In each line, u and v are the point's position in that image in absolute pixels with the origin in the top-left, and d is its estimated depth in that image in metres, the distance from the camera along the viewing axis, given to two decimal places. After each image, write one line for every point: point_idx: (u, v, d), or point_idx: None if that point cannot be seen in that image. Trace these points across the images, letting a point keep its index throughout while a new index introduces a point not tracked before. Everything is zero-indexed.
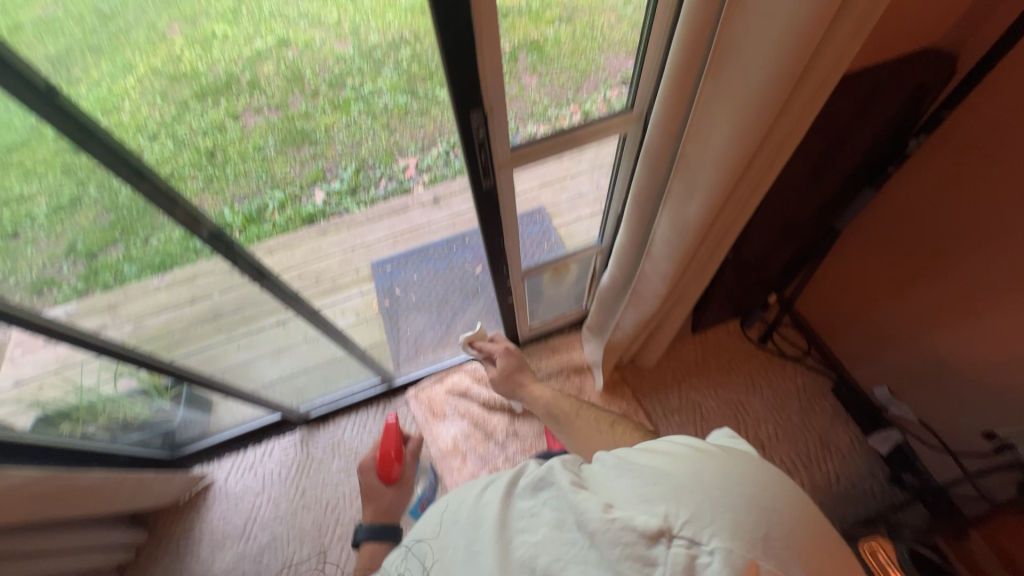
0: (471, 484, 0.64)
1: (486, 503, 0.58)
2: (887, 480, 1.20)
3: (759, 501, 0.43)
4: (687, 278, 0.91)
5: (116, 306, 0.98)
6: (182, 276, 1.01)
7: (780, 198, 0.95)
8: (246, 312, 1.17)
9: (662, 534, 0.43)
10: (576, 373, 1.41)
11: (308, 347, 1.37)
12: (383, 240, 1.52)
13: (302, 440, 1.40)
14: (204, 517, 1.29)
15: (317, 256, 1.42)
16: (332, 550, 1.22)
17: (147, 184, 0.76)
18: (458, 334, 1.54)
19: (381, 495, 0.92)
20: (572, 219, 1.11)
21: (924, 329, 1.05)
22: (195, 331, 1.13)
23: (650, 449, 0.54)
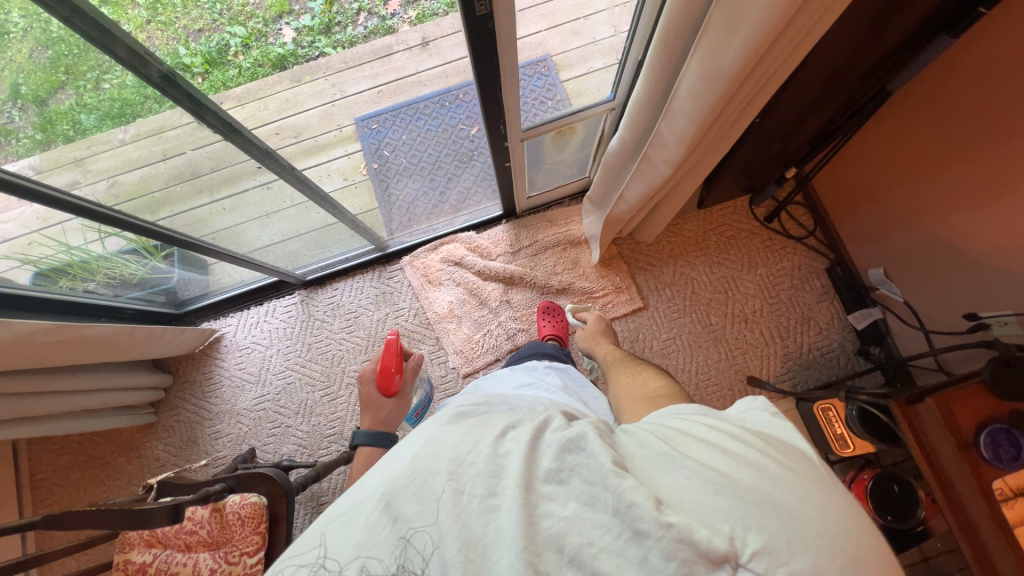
0: (484, 421, 0.53)
1: (505, 453, 0.47)
2: (853, 352, 1.28)
3: (837, 543, 0.36)
4: (707, 142, 0.82)
5: (83, 161, 0.91)
6: (149, 129, 0.91)
7: (831, 47, 0.80)
8: (223, 172, 1.08)
9: (726, 560, 0.36)
10: (574, 246, 1.39)
11: (295, 214, 1.31)
12: (368, 93, 1.29)
13: (304, 300, 1.44)
14: (220, 364, 1.40)
15: (292, 108, 1.22)
16: (341, 393, 1.34)
17: (66, 10, 0.64)
18: (452, 202, 1.48)
19: (378, 407, 0.99)
20: (582, 72, 0.99)
21: (942, 211, 1.00)
22: (176, 190, 1.07)
23: (704, 443, 0.45)
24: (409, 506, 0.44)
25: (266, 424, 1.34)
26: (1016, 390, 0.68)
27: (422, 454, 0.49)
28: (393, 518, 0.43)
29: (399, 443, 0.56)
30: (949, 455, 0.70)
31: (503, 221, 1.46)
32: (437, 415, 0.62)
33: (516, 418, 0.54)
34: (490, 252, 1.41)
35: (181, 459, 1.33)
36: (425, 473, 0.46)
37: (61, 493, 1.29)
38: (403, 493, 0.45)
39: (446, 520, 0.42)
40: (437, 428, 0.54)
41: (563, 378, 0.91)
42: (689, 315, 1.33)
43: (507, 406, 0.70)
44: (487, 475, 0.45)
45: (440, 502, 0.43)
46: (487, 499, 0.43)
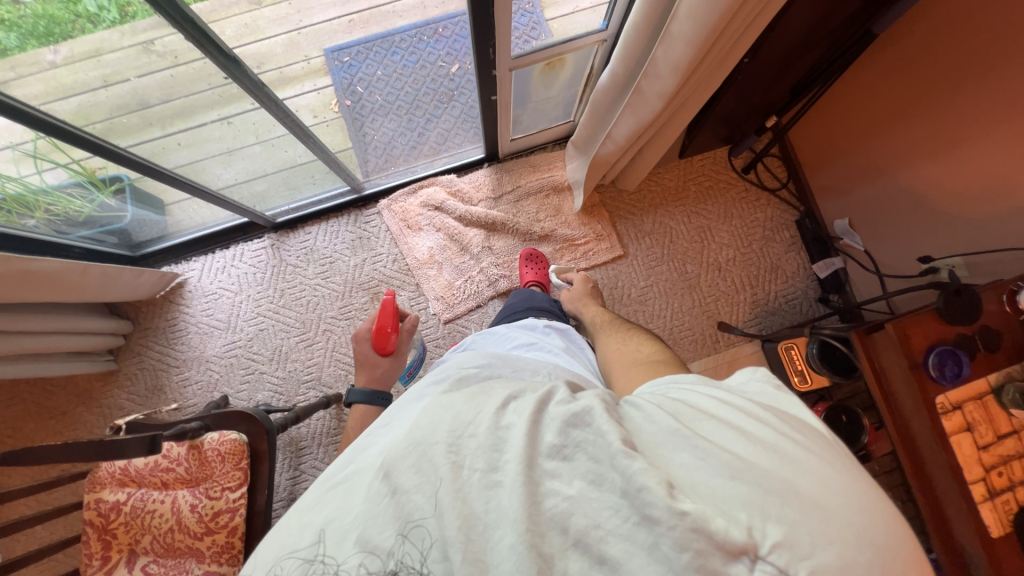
0: (485, 389, 0.51)
1: (504, 427, 0.45)
2: (814, 299, 1.36)
3: (864, 534, 0.35)
4: (700, 75, 0.81)
5: (8, 86, 0.78)
6: (84, 50, 0.84)
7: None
8: (177, 104, 1.00)
9: (745, 552, 0.34)
10: (557, 192, 1.37)
11: (264, 148, 1.22)
12: (338, 22, 1.13)
13: (273, 245, 1.37)
14: (185, 311, 1.32)
15: (252, 34, 0.98)
16: (317, 338, 1.31)
17: None
18: (431, 144, 1.41)
19: (373, 364, 0.97)
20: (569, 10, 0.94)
21: (906, 161, 1.05)
22: (122, 121, 0.96)
23: (715, 421, 0.44)
24: (407, 478, 0.42)
25: (239, 371, 1.29)
26: (964, 314, 0.75)
27: (419, 426, 0.47)
28: (392, 488, 0.43)
29: (399, 417, 0.55)
30: (901, 377, 0.77)
31: (486, 164, 1.41)
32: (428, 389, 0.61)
33: (518, 388, 0.52)
34: (471, 196, 1.37)
35: (148, 404, 1.27)
36: (423, 444, 0.44)
37: (13, 443, 1.22)
38: (401, 463, 0.44)
39: (445, 496, 0.41)
40: (429, 401, 0.51)
41: (563, 340, 0.91)
42: (665, 264, 1.37)
43: (510, 370, 0.70)
44: (487, 450, 0.43)
45: (441, 476, 0.42)
46: (488, 475, 0.42)
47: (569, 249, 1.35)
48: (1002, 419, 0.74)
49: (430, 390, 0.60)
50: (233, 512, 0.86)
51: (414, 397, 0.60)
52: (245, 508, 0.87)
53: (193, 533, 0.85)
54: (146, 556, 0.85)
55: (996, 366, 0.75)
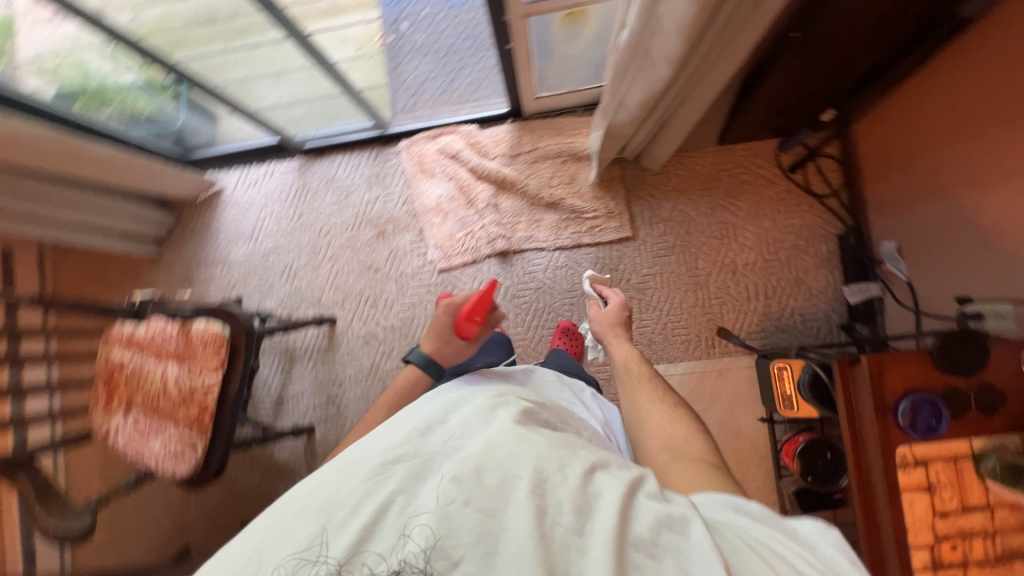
0: (566, 448, 0.51)
1: (590, 506, 0.45)
2: (837, 324, 1.22)
3: None
4: (716, 35, 0.73)
5: None
6: None
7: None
8: (240, 23, 1.08)
9: None
10: (575, 160, 1.31)
11: (305, 77, 1.27)
12: None
13: (300, 169, 1.46)
14: (218, 216, 1.47)
15: None
16: (323, 263, 1.40)
17: None
18: (459, 92, 1.40)
19: (447, 341, 0.85)
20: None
21: (971, 182, 0.87)
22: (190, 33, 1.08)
23: None
24: (489, 500, 0.46)
25: (254, 278, 1.43)
26: (961, 364, 0.64)
27: (495, 457, 0.49)
28: (466, 501, 0.46)
29: (457, 417, 0.56)
30: (869, 419, 0.68)
31: (509, 120, 1.37)
32: (492, 397, 0.59)
33: (602, 459, 0.50)
34: (488, 150, 1.35)
35: (172, 287, 1.45)
36: (512, 477, 0.47)
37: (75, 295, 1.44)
38: (489, 490, 0.46)
39: (537, 536, 0.43)
40: (505, 432, 0.52)
41: (604, 413, 0.81)
42: (676, 256, 1.28)
43: (561, 420, 0.63)
44: (575, 511, 0.45)
45: (524, 515, 0.44)
46: (573, 534, 0.43)
47: (574, 222, 1.31)
48: (974, 485, 0.65)
49: (495, 413, 0.55)
50: (208, 392, 0.98)
51: (474, 400, 0.58)
52: (217, 391, 0.98)
53: (171, 400, 0.98)
54: (137, 411, 1.01)
55: (987, 430, 0.65)
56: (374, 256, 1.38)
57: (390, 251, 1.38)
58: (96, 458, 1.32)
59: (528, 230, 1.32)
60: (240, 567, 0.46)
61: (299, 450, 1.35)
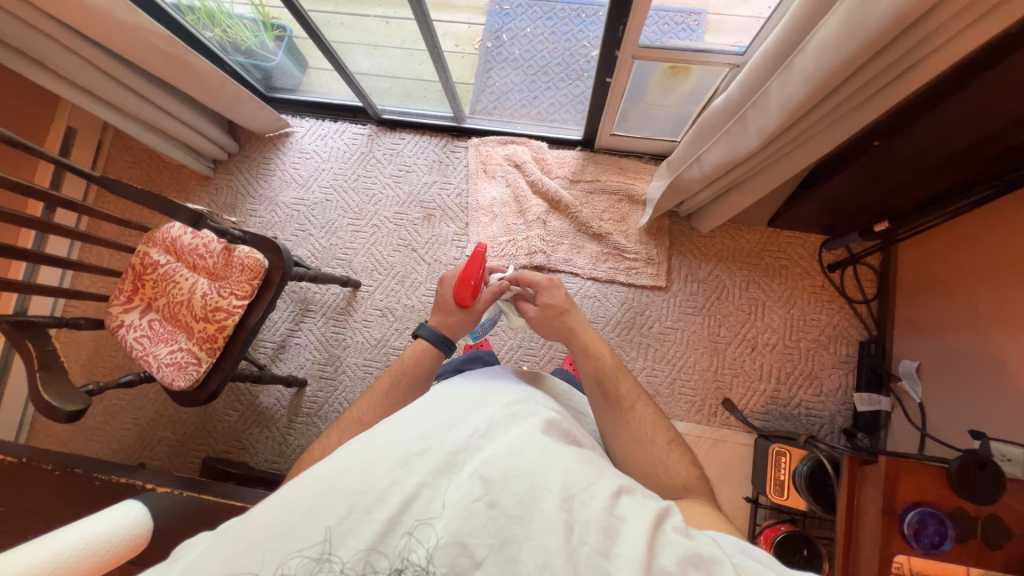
0: (596, 463, 0.50)
1: (616, 524, 0.44)
2: (840, 428, 1.23)
3: None
4: (813, 122, 0.78)
5: None
6: None
7: (965, 116, 0.74)
8: None
9: None
10: (630, 201, 1.36)
11: (407, 57, 1.34)
12: None
13: (370, 136, 1.51)
14: (279, 157, 1.51)
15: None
16: (365, 228, 1.43)
17: None
18: (539, 109, 1.46)
19: (450, 313, 0.80)
20: (730, 49, 0.93)
21: (1009, 325, 0.91)
22: None
23: None
24: (511, 501, 0.44)
25: (294, 224, 1.45)
26: (978, 492, 0.64)
27: (523, 457, 0.47)
28: (490, 502, 0.44)
29: (480, 415, 0.52)
30: (872, 519, 0.69)
31: (578, 148, 1.42)
32: (515, 401, 0.56)
33: (629, 483, 0.50)
34: (551, 169, 1.41)
35: (214, 209, 1.47)
36: (539, 484, 0.45)
37: (131, 178, 1.47)
38: (507, 486, 0.45)
39: (560, 552, 0.41)
40: (532, 440, 0.49)
41: None
42: (701, 317, 1.31)
43: (582, 437, 0.60)
44: (602, 531, 0.43)
45: (552, 522, 0.43)
46: (598, 556, 0.42)
47: (613, 258, 1.34)
48: None
49: (518, 415, 0.53)
50: (230, 317, 0.97)
51: (498, 402, 0.55)
52: (238, 317, 0.97)
53: (194, 314, 0.99)
54: (155, 314, 1.03)
55: (984, 564, 0.65)
56: (414, 235, 1.41)
57: (431, 236, 1.41)
58: (86, 350, 1.31)
59: (568, 253, 1.35)
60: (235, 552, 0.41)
61: (286, 398, 1.34)
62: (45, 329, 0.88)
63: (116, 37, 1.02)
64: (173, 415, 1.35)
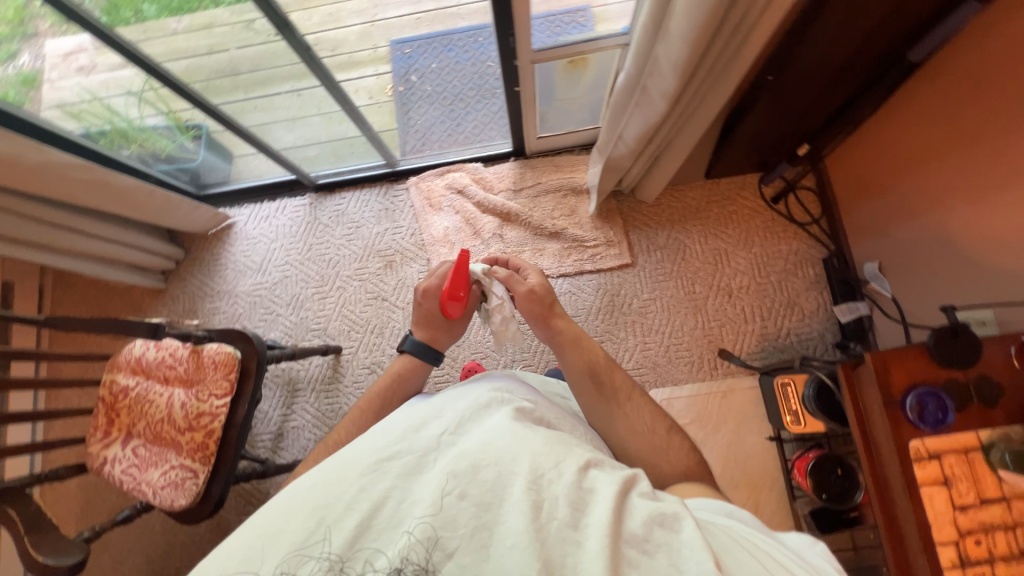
0: (565, 440, 0.51)
1: (583, 496, 0.45)
2: (832, 344, 1.27)
3: None
4: (705, 74, 0.84)
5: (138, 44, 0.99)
6: (200, 22, 1.03)
7: (833, 33, 0.81)
8: (262, 75, 1.18)
9: None
10: (575, 194, 1.40)
11: (330, 122, 1.36)
12: (409, 19, 1.23)
13: (312, 204, 1.51)
14: (228, 250, 1.50)
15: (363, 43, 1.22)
16: (331, 293, 1.43)
17: None
18: (465, 134, 1.50)
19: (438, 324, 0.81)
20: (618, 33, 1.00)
21: (942, 203, 0.97)
22: (215, 83, 1.15)
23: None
24: (479, 490, 0.45)
25: (260, 309, 1.44)
26: (958, 358, 0.68)
27: (491, 445, 0.48)
28: (459, 495, 0.44)
29: (454, 410, 0.54)
30: (878, 415, 0.71)
31: (513, 158, 1.47)
32: (490, 393, 0.57)
33: (597, 453, 0.51)
34: (493, 185, 1.44)
35: (177, 317, 1.45)
36: (506, 469, 0.46)
37: (85, 311, 1.44)
38: (474, 476, 0.45)
39: (531, 534, 0.42)
40: (505, 425, 0.51)
41: None
42: (673, 280, 1.34)
43: (564, 423, 0.61)
44: (571, 506, 0.44)
45: (519, 502, 0.44)
46: (568, 529, 0.43)
47: (576, 250, 1.37)
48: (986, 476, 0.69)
49: (490, 409, 0.54)
50: (216, 419, 0.94)
51: (471, 397, 0.56)
52: (224, 416, 0.95)
53: (177, 427, 0.95)
54: (138, 439, 0.99)
55: (990, 423, 0.68)
56: (382, 285, 1.42)
57: (398, 281, 1.42)
58: (76, 500, 1.24)
59: (532, 258, 1.37)
60: (238, 560, 0.44)
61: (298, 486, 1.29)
62: (26, 489, 0.84)
63: (31, 180, 1.01)
64: (185, 538, 1.28)
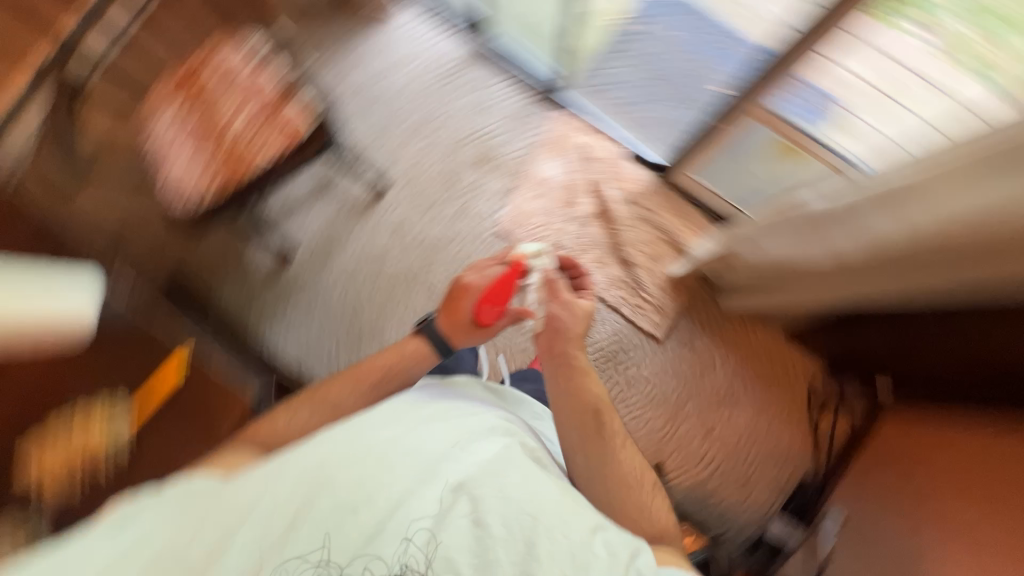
0: (579, 496, 0.56)
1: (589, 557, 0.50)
2: (745, 539, 1.26)
3: None
4: (929, 250, 0.78)
5: None
6: None
7: None
8: None
9: None
10: (672, 247, 1.32)
11: (547, 6, 1.29)
12: None
13: (463, 57, 1.44)
14: (370, 33, 1.44)
15: None
16: (418, 141, 1.38)
17: None
18: (639, 116, 1.36)
19: (470, 330, 0.76)
20: None
21: (947, 521, 0.90)
22: None
23: None
24: (490, 518, 0.50)
25: (354, 103, 1.40)
26: None
27: (505, 487, 0.53)
28: (448, 525, 0.49)
29: (456, 427, 0.58)
30: None
31: (655, 171, 1.36)
32: (495, 421, 0.62)
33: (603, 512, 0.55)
34: (618, 177, 1.36)
35: (288, 46, 1.41)
36: (521, 508, 0.51)
37: None
38: (487, 506, 0.50)
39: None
40: (512, 449, 0.58)
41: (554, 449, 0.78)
42: (678, 380, 1.29)
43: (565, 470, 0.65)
44: (577, 564, 0.49)
45: (531, 552, 0.49)
46: None
47: (626, 291, 1.30)
48: None
49: (501, 437, 0.59)
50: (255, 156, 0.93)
51: (467, 416, 0.61)
52: (256, 171, 0.94)
53: (220, 140, 0.96)
54: (184, 117, 0.98)
55: None
56: (460, 173, 1.37)
57: (476, 181, 1.37)
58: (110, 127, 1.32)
59: (590, 264, 1.32)
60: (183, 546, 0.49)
61: (264, 266, 1.29)
62: None
63: None
64: None
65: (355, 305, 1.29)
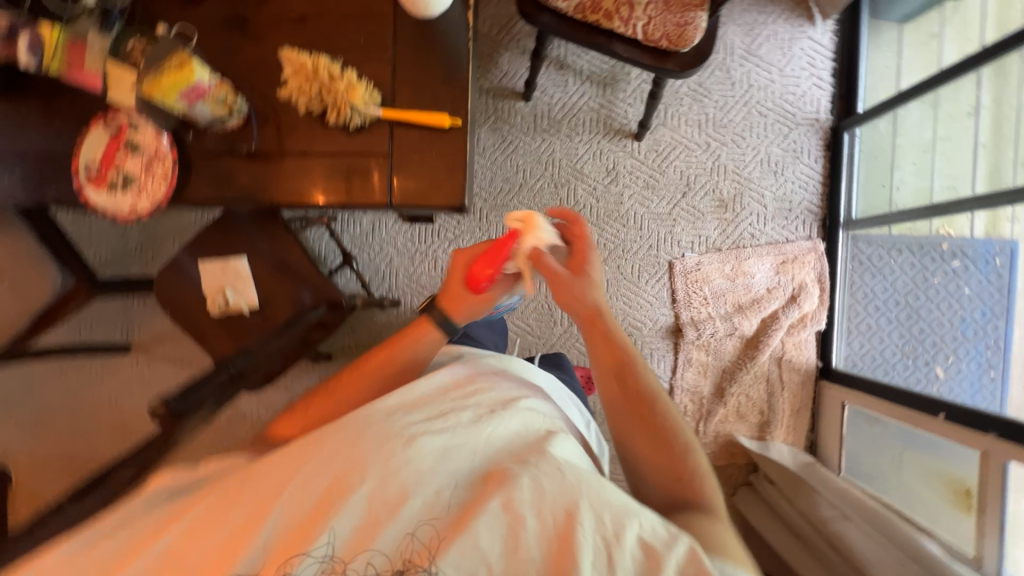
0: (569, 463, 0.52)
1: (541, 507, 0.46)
2: None
3: None
4: None
5: None
6: None
7: None
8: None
9: None
10: (758, 424, 1.26)
11: (916, 169, 1.18)
12: None
13: (818, 121, 1.29)
14: (782, 17, 1.29)
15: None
16: (706, 134, 1.29)
17: None
18: (861, 316, 1.25)
19: (461, 295, 0.72)
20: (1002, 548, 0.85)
21: None
22: None
23: None
24: (454, 460, 0.51)
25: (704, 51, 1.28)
26: None
27: (467, 435, 0.54)
28: (420, 468, 0.50)
29: (442, 391, 0.61)
30: None
31: (820, 364, 1.28)
32: (489, 387, 0.63)
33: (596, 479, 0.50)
34: (793, 337, 1.27)
35: None
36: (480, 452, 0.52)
37: None
38: (449, 454, 0.52)
39: (504, 524, 0.45)
40: (468, 433, 0.54)
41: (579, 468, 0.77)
42: None
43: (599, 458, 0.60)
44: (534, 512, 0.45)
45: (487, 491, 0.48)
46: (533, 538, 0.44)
47: (693, 408, 1.27)
48: None
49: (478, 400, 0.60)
50: (623, 20, 0.89)
51: (455, 381, 0.64)
52: (619, 32, 0.91)
53: None
54: None
55: None
56: (701, 194, 1.29)
57: (702, 212, 1.29)
58: None
59: (695, 362, 1.27)
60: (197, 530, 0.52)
61: (512, 83, 1.31)
62: None
63: None
64: None
65: (521, 184, 1.32)
